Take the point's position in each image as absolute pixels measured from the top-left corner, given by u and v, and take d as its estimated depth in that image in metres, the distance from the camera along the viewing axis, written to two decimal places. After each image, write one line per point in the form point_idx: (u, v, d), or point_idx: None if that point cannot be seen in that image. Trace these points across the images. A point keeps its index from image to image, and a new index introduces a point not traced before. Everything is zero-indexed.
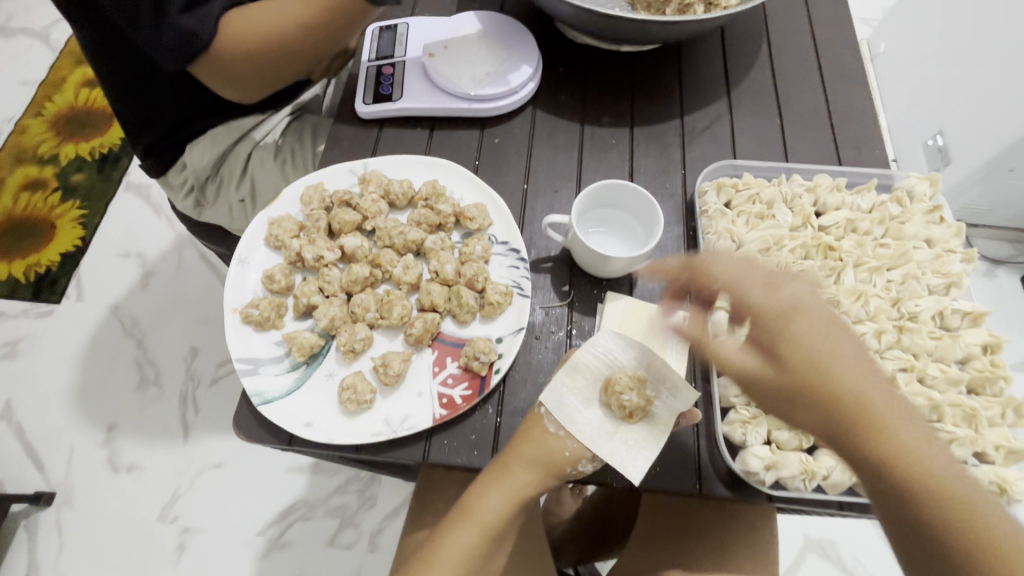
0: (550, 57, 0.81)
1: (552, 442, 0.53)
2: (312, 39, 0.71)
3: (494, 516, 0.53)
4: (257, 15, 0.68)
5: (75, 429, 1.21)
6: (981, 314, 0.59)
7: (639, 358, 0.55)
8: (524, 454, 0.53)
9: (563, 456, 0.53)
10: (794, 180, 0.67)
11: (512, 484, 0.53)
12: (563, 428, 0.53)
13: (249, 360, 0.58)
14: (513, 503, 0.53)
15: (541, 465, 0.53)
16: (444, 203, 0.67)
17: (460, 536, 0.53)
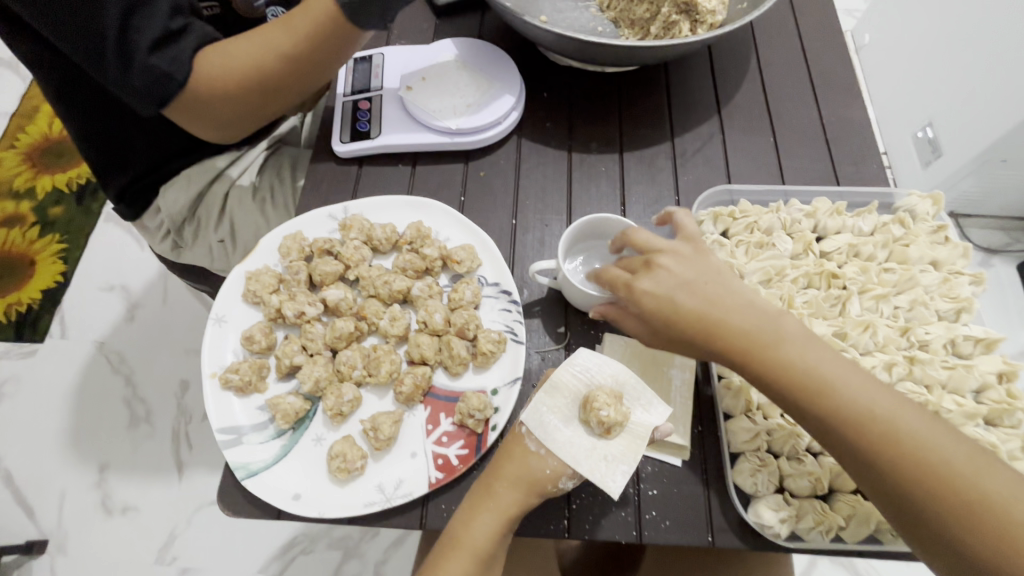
0: (533, 81, 0.78)
1: (532, 457, 0.51)
2: (293, 75, 0.67)
3: (484, 541, 0.49)
4: (233, 51, 0.64)
5: (65, 472, 1.17)
6: (994, 341, 0.57)
7: (617, 373, 0.53)
8: (507, 471, 0.50)
9: (545, 472, 0.50)
10: (793, 205, 0.65)
11: (498, 505, 0.50)
12: (544, 446, 0.51)
13: (231, 430, 0.55)
14: (504, 527, 0.49)
15: (525, 482, 0.50)
16: (430, 246, 0.64)
17: (450, 568, 0.49)
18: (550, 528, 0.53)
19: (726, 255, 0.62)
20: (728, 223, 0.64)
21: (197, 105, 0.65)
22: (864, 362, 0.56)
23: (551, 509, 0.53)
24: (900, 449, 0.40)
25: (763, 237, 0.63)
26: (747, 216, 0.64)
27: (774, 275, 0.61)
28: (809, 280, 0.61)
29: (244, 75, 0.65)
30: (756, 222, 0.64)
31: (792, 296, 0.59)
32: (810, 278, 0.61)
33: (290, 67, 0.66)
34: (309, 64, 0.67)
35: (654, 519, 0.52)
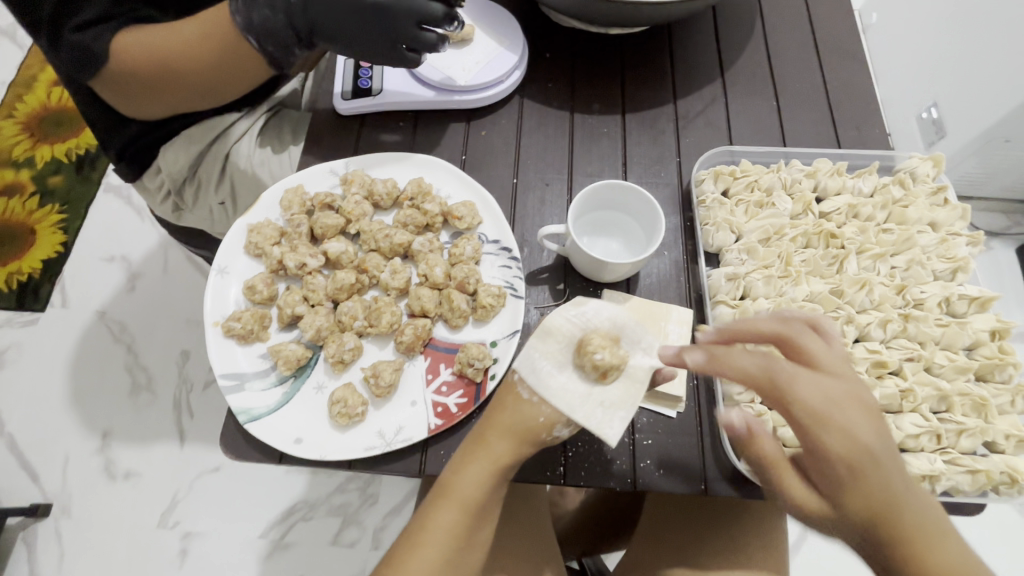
0: (536, 42, 0.77)
1: (527, 405, 0.49)
2: (212, 80, 0.63)
3: (474, 494, 0.48)
4: (148, 41, 0.59)
5: (68, 438, 1.19)
6: (989, 300, 0.58)
7: (614, 316, 0.51)
8: (499, 421, 0.49)
9: (539, 421, 0.48)
10: (794, 165, 0.65)
11: (489, 455, 0.48)
12: (536, 393, 0.48)
13: (233, 376, 0.56)
14: (495, 478, 0.48)
15: (517, 431, 0.48)
16: (431, 202, 0.64)
17: (439, 520, 0.47)
18: (546, 474, 0.53)
19: (725, 213, 0.63)
20: (728, 182, 0.64)
21: (115, 86, 0.62)
22: (859, 318, 0.57)
23: (548, 457, 0.54)
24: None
25: (763, 196, 0.63)
26: (747, 175, 0.65)
27: (773, 234, 0.62)
28: (807, 240, 0.62)
29: (161, 71, 0.61)
30: (757, 181, 0.64)
31: (789, 254, 0.60)
32: (808, 237, 0.62)
33: (213, 73, 0.62)
34: (229, 77, 0.64)
35: (649, 467, 0.54)
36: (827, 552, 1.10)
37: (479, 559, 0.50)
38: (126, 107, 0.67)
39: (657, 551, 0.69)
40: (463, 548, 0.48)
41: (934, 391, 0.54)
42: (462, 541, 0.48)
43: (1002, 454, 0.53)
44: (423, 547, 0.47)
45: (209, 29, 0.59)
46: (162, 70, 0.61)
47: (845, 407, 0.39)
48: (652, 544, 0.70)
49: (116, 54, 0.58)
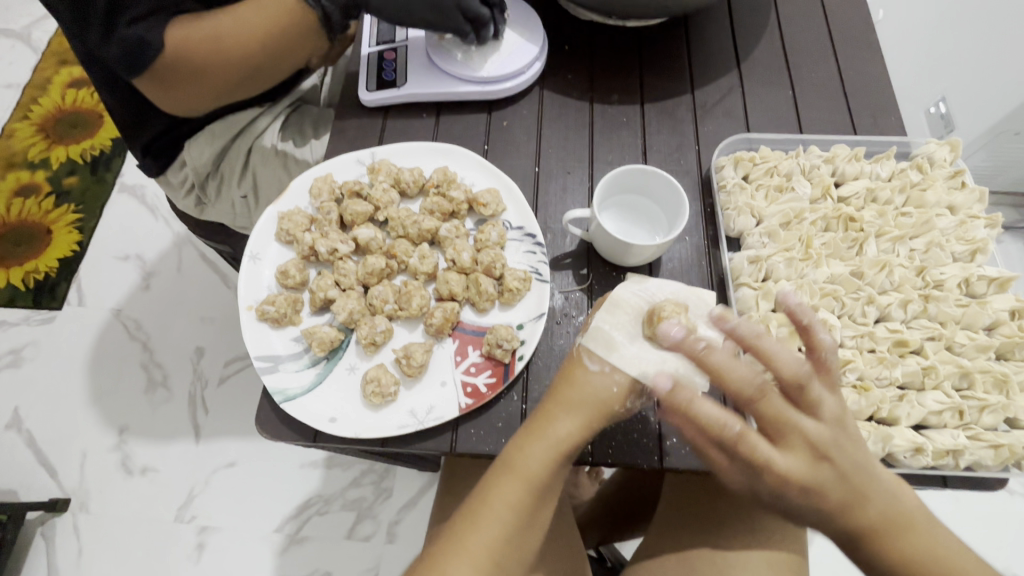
0: (555, 36, 0.79)
1: (598, 377, 0.50)
2: (258, 65, 0.65)
3: (541, 467, 0.49)
4: (200, 28, 0.60)
5: (86, 434, 1.20)
6: (1008, 280, 0.59)
7: (676, 291, 0.53)
8: (569, 394, 0.50)
9: (611, 395, 0.50)
10: (812, 151, 0.66)
11: (559, 431, 0.50)
12: (608, 363, 0.50)
13: (268, 357, 0.57)
14: (561, 456, 0.49)
15: (590, 406, 0.50)
16: (456, 189, 0.65)
17: (503, 490, 0.48)
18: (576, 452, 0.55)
19: (746, 198, 0.64)
20: (749, 168, 0.65)
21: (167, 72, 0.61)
22: (880, 299, 0.58)
23: None
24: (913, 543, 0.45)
25: (783, 181, 0.65)
26: (767, 161, 0.66)
27: (793, 217, 0.63)
28: (827, 224, 0.63)
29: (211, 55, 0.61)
30: (776, 167, 0.65)
31: (810, 237, 0.61)
32: (828, 221, 0.63)
33: (261, 57, 0.63)
34: (274, 63, 0.65)
35: (675, 445, 0.56)
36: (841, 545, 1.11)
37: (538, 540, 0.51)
38: (169, 102, 0.66)
39: (678, 534, 0.70)
40: (527, 525, 0.49)
41: (956, 369, 0.56)
42: (525, 515, 0.48)
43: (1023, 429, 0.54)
44: (488, 519, 0.48)
45: (257, 13, 0.61)
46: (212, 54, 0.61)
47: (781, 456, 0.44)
48: (672, 528, 0.71)
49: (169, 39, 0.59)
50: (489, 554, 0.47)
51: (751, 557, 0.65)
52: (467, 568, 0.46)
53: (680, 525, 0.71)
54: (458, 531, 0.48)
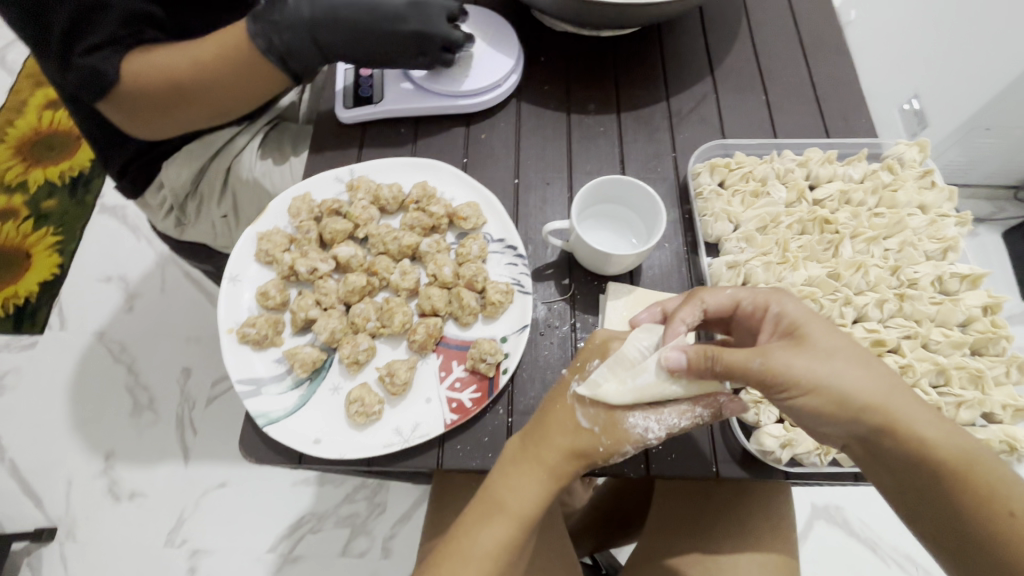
0: (530, 48, 0.79)
1: (586, 436, 0.50)
2: (218, 103, 0.64)
3: (529, 508, 0.50)
4: (159, 62, 0.60)
5: (71, 460, 1.18)
6: (979, 277, 0.60)
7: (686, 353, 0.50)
8: (557, 441, 0.50)
9: (596, 452, 0.50)
10: (786, 155, 0.67)
11: (546, 475, 0.50)
12: (599, 426, 0.50)
13: (249, 381, 0.57)
14: (545, 496, 0.50)
15: (577, 455, 0.50)
16: (436, 204, 0.65)
17: (492, 532, 0.49)
18: None
19: (723, 204, 0.65)
20: (724, 174, 0.66)
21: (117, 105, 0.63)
22: (857, 300, 0.59)
23: None
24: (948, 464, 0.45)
25: (758, 186, 0.66)
26: (742, 167, 0.67)
27: (769, 222, 0.64)
28: (803, 226, 0.64)
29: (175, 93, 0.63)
30: (751, 172, 0.66)
31: (787, 240, 0.62)
32: (803, 224, 0.64)
33: (223, 95, 0.63)
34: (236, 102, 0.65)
35: (662, 453, 0.56)
36: (835, 540, 1.11)
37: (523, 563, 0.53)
38: (134, 131, 0.66)
39: (669, 541, 0.70)
40: (515, 558, 0.50)
41: (932, 366, 0.56)
42: (511, 554, 0.50)
43: (999, 424, 0.55)
44: (473, 554, 0.49)
45: (221, 51, 0.61)
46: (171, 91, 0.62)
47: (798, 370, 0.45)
48: (664, 534, 0.71)
49: (126, 76, 0.59)
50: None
51: (741, 559, 0.66)
52: None
53: (670, 529, 0.71)
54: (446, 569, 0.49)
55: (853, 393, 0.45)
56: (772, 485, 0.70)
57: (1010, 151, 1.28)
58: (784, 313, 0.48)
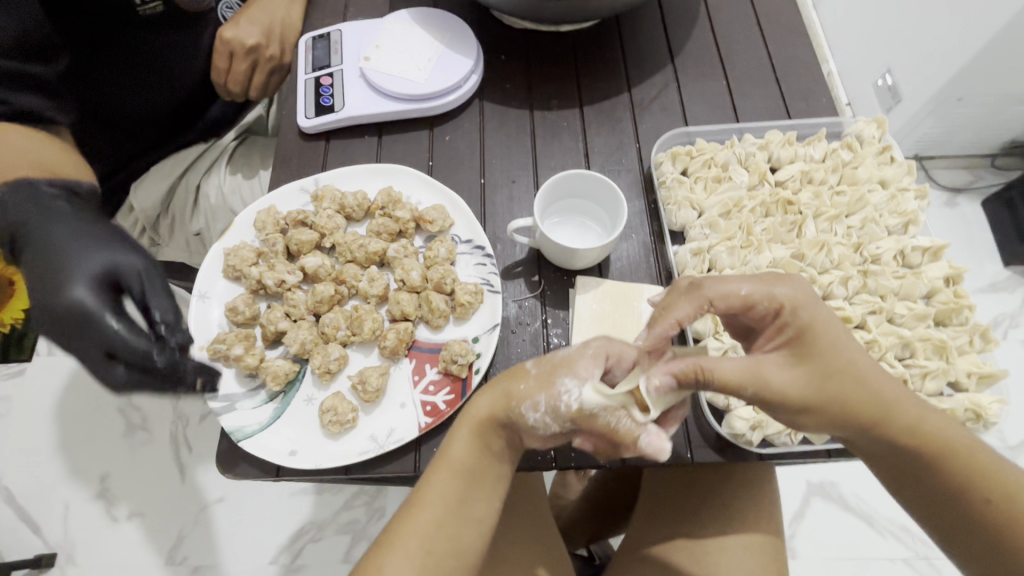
0: (491, 46, 0.80)
1: (519, 375, 0.50)
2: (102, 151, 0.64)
3: (461, 452, 0.50)
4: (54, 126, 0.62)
5: (67, 484, 1.18)
6: (940, 249, 0.61)
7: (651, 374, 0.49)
8: (496, 385, 0.51)
9: (518, 391, 0.49)
10: (746, 139, 0.68)
11: (471, 416, 0.50)
12: (534, 368, 0.49)
13: (223, 397, 0.57)
14: (475, 437, 0.50)
15: (497, 391, 0.50)
16: (402, 209, 0.66)
17: (431, 482, 0.49)
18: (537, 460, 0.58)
19: (685, 191, 0.65)
20: (686, 162, 0.67)
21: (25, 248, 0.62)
22: (821, 279, 0.60)
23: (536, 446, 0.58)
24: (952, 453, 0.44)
25: (720, 172, 0.66)
26: (703, 153, 0.67)
27: (732, 207, 0.64)
28: (766, 209, 0.64)
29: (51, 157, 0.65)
30: (712, 158, 0.67)
31: (750, 224, 0.62)
32: (766, 207, 0.64)
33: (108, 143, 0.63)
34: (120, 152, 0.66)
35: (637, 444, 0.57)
36: (831, 516, 1.12)
37: (475, 536, 0.49)
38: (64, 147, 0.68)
39: (657, 528, 0.71)
40: (457, 516, 0.48)
41: (897, 340, 0.57)
42: (451, 509, 0.48)
43: (965, 392, 0.56)
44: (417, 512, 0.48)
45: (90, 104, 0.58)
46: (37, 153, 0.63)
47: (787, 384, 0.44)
48: (651, 519, 0.72)
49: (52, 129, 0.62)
50: (420, 545, 0.47)
51: (728, 541, 0.67)
52: (399, 558, 0.46)
53: (657, 514, 0.72)
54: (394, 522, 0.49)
55: (848, 409, 0.44)
56: (754, 465, 0.71)
57: (983, 120, 1.29)
58: (794, 318, 0.46)
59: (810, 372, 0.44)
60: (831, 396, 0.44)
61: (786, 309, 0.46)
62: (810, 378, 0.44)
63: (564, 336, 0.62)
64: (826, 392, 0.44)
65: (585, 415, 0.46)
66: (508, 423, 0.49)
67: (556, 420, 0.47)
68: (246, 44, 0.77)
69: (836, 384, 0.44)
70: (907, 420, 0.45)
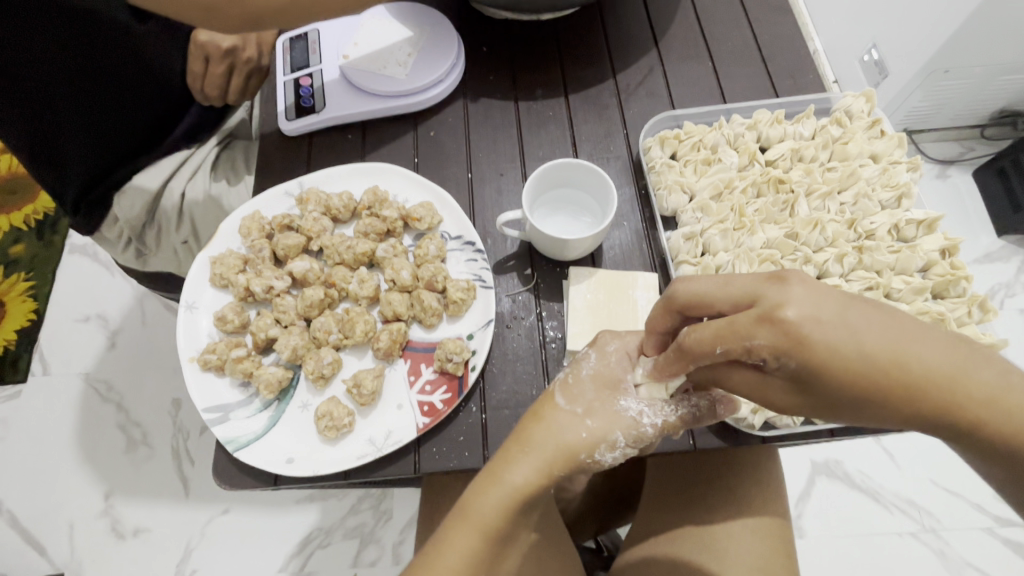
0: (472, 38, 0.78)
1: (569, 422, 0.48)
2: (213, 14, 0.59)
3: (495, 516, 0.46)
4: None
5: (70, 503, 1.17)
6: (934, 221, 0.60)
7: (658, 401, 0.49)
8: (540, 441, 0.48)
9: (581, 441, 0.47)
10: (734, 120, 0.67)
11: (511, 481, 0.47)
12: (576, 406, 0.49)
13: (217, 408, 0.56)
14: (514, 504, 0.47)
15: (550, 450, 0.47)
16: (389, 208, 0.65)
17: (459, 542, 0.46)
18: None
19: (676, 175, 0.64)
20: (675, 145, 0.66)
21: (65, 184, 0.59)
22: (816, 257, 0.59)
23: None
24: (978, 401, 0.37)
25: (709, 154, 0.65)
26: (692, 136, 0.66)
27: (724, 188, 0.63)
28: (758, 189, 0.63)
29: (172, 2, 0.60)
30: (701, 140, 0.66)
31: (742, 206, 0.62)
32: (758, 186, 0.63)
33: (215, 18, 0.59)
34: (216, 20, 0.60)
35: None
36: (837, 494, 1.13)
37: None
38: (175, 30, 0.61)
39: (663, 516, 0.70)
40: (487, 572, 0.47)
41: None
42: (480, 571, 0.47)
43: None
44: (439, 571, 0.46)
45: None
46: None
47: (776, 392, 0.41)
48: (657, 508, 0.71)
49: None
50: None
51: (734, 527, 0.66)
52: None
53: (663, 503, 0.71)
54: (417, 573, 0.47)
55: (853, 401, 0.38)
56: (757, 449, 0.71)
57: (972, 90, 1.28)
58: (781, 364, 0.38)
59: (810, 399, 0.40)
60: (829, 399, 0.39)
61: (769, 355, 0.38)
62: (815, 400, 0.40)
63: (560, 329, 0.61)
64: (815, 394, 0.39)
65: (669, 423, 0.49)
66: (561, 475, 0.48)
67: (634, 447, 0.49)
68: (222, 46, 0.75)
69: (824, 390, 0.39)
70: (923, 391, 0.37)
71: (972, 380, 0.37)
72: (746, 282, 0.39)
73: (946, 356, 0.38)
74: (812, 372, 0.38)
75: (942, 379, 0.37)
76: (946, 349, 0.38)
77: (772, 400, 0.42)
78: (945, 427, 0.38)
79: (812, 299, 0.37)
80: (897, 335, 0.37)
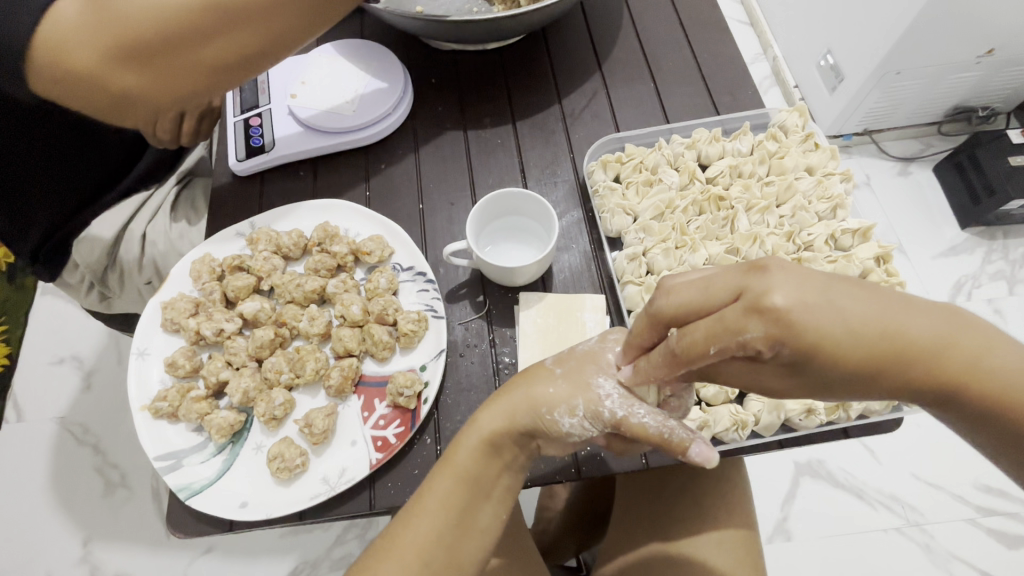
0: (420, 71, 0.80)
1: (544, 379, 0.49)
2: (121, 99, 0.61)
3: (467, 463, 0.48)
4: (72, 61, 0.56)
5: (48, 552, 1.14)
6: (868, 229, 0.63)
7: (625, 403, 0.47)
8: (514, 393, 0.49)
9: (547, 395, 0.48)
10: (674, 140, 0.69)
11: (481, 429, 0.49)
12: (557, 365, 0.50)
13: (169, 455, 0.56)
14: (484, 450, 0.48)
15: (520, 403, 0.48)
16: (339, 243, 0.65)
17: (433, 487, 0.48)
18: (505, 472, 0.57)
19: (618, 198, 0.66)
20: (617, 168, 0.68)
21: None
22: None
23: None
24: (967, 367, 0.36)
25: (650, 175, 0.67)
26: (633, 158, 0.68)
27: (665, 208, 0.65)
28: (699, 207, 0.65)
29: (106, 88, 0.58)
30: (642, 162, 0.68)
31: (684, 224, 0.64)
32: (699, 204, 0.66)
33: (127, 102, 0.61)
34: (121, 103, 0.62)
35: (589, 453, 0.58)
36: (821, 494, 1.13)
37: (475, 547, 0.48)
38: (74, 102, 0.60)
39: (632, 534, 0.70)
40: (458, 525, 0.47)
41: None
42: (452, 519, 0.47)
43: None
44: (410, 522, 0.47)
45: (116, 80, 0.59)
46: (73, 39, 0.55)
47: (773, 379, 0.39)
48: (627, 526, 0.71)
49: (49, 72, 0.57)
50: (413, 556, 0.46)
51: (702, 541, 0.66)
52: (395, 570, 0.45)
53: (632, 521, 0.71)
54: (390, 528, 0.48)
55: (845, 379, 0.37)
56: (722, 459, 0.71)
57: (924, 91, 1.31)
58: (776, 354, 0.35)
59: (801, 378, 0.38)
60: (820, 382, 0.37)
61: (764, 346, 0.35)
62: (807, 382, 0.38)
63: (513, 354, 0.62)
64: (808, 376, 0.37)
65: (632, 424, 0.46)
66: (526, 427, 0.48)
67: (592, 424, 0.48)
68: None
69: (817, 374, 0.37)
70: (911, 364, 0.36)
71: (953, 342, 0.37)
72: (728, 277, 0.36)
73: (924, 318, 0.37)
74: (807, 356, 0.35)
75: (931, 346, 0.36)
76: (931, 317, 0.37)
77: (764, 387, 0.41)
78: (931, 395, 0.38)
79: (800, 285, 0.35)
80: (884, 309, 0.36)
